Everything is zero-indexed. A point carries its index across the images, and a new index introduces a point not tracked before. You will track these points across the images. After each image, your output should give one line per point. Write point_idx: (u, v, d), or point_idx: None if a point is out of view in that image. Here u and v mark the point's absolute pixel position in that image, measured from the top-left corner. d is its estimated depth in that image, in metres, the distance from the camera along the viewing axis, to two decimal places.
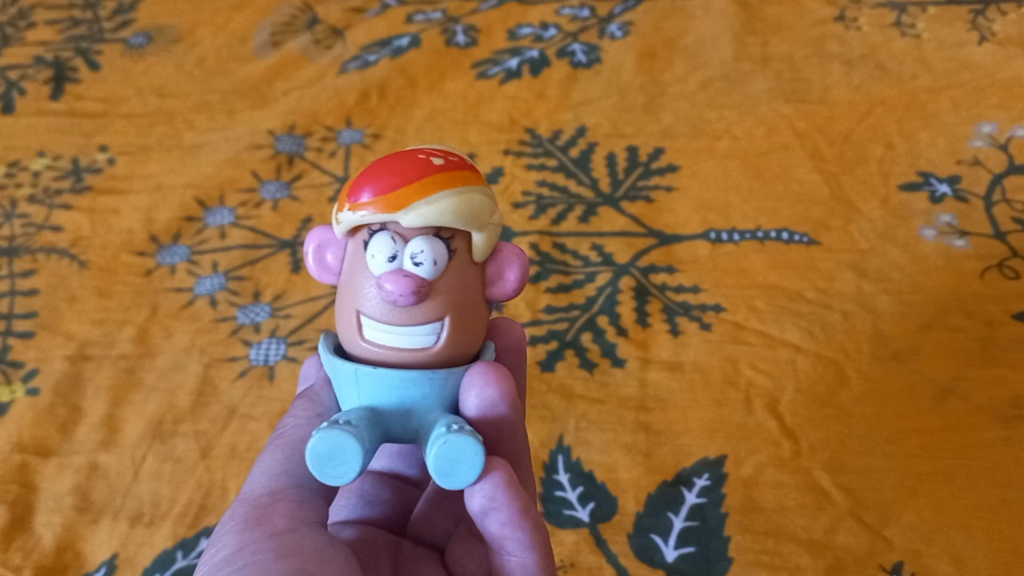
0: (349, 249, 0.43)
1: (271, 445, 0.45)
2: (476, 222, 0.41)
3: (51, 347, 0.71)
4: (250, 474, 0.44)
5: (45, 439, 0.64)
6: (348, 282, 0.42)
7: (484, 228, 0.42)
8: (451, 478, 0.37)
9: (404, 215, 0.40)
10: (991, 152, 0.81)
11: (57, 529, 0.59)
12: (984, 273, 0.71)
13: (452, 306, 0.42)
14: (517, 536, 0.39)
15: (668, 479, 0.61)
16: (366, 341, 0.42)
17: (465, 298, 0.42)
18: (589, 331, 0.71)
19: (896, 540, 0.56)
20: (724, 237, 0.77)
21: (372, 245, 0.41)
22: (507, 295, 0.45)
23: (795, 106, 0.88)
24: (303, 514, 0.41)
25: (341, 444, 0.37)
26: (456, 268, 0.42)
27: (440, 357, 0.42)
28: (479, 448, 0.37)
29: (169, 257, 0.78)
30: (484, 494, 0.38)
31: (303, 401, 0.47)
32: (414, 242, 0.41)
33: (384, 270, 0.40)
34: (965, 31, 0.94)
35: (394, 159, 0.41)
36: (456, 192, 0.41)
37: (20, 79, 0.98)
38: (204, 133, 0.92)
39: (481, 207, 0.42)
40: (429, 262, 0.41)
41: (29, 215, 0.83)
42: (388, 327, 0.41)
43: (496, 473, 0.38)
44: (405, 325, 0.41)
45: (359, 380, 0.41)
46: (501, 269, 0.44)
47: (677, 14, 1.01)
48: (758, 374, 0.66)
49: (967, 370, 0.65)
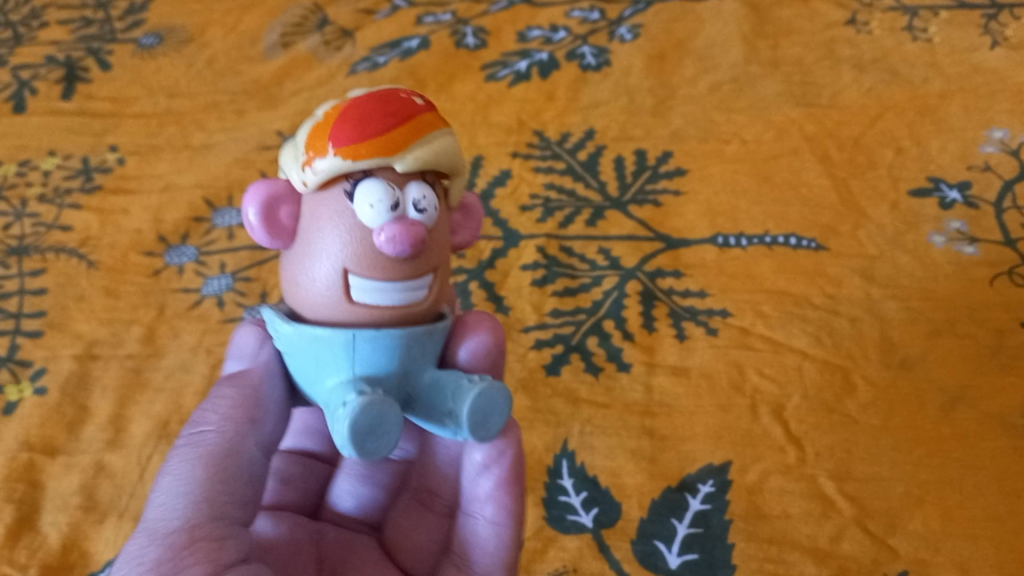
0: (319, 205, 0.42)
1: (187, 451, 0.41)
2: (457, 166, 0.43)
3: (59, 345, 0.71)
4: (164, 485, 0.40)
5: (53, 438, 0.65)
6: (325, 238, 0.41)
7: (460, 173, 0.44)
8: (484, 430, 0.40)
9: (403, 158, 0.40)
10: (1002, 158, 0.80)
11: (62, 529, 0.59)
12: (994, 280, 0.71)
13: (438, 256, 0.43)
14: (501, 498, 0.45)
15: (673, 485, 0.61)
16: (359, 298, 0.41)
17: (447, 246, 0.44)
18: (594, 335, 0.70)
19: (902, 549, 0.56)
20: (732, 241, 0.76)
21: (366, 195, 0.40)
22: (466, 244, 0.48)
23: (805, 110, 0.88)
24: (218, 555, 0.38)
25: (376, 412, 0.38)
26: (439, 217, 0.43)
27: (427, 310, 0.43)
28: (508, 396, 0.41)
29: (177, 257, 0.79)
30: (488, 453, 0.44)
31: (230, 391, 0.43)
32: (410, 189, 0.41)
33: (384, 220, 0.40)
34: (978, 35, 0.93)
35: (376, 98, 0.41)
36: (441, 136, 0.42)
37: (31, 78, 0.98)
38: (213, 134, 0.92)
39: (458, 150, 0.44)
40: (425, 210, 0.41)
41: (39, 214, 0.83)
42: (382, 282, 0.41)
43: (512, 434, 0.44)
44: (401, 278, 0.41)
45: (356, 346, 0.40)
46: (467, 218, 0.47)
47: (688, 17, 1.01)
48: (764, 380, 0.66)
49: (976, 379, 0.64)
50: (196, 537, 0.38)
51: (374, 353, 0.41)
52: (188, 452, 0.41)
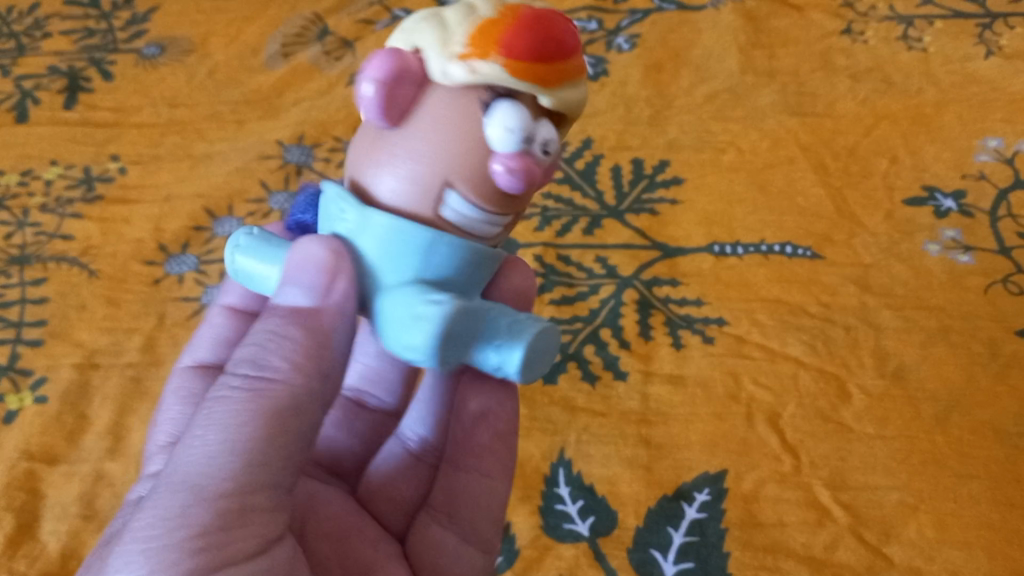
0: (456, 114, 0.38)
1: (235, 396, 0.38)
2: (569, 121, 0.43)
3: (59, 355, 0.73)
4: (217, 431, 0.37)
5: (54, 446, 0.66)
6: (445, 145, 0.38)
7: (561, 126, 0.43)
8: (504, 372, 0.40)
9: (550, 94, 0.39)
10: (997, 167, 0.81)
11: (63, 537, 0.61)
12: (988, 289, 0.71)
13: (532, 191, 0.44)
14: (490, 452, 0.51)
15: (669, 494, 0.61)
16: (450, 213, 0.39)
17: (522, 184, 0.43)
18: (592, 343, 0.71)
19: (896, 558, 0.57)
20: (728, 250, 0.77)
21: (496, 115, 0.38)
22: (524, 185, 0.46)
23: (800, 119, 0.88)
24: (267, 530, 0.38)
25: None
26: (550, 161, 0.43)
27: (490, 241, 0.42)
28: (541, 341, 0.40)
29: (177, 266, 0.80)
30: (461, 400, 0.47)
31: (298, 326, 0.39)
32: (544, 129, 0.39)
33: (504, 147, 0.38)
34: (973, 45, 0.94)
35: (533, 12, 0.38)
36: (574, 86, 0.40)
37: (33, 88, 0.99)
38: (213, 143, 0.92)
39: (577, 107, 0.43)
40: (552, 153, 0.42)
41: (41, 224, 0.84)
42: (478, 212, 0.40)
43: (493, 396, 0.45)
44: (489, 215, 0.40)
45: (431, 250, 0.39)
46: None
47: (685, 26, 1.01)
48: (759, 389, 0.66)
49: (969, 388, 0.65)
50: (254, 511, 0.37)
51: (449, 259, 0.39)
52: (248, 397, 0.38)
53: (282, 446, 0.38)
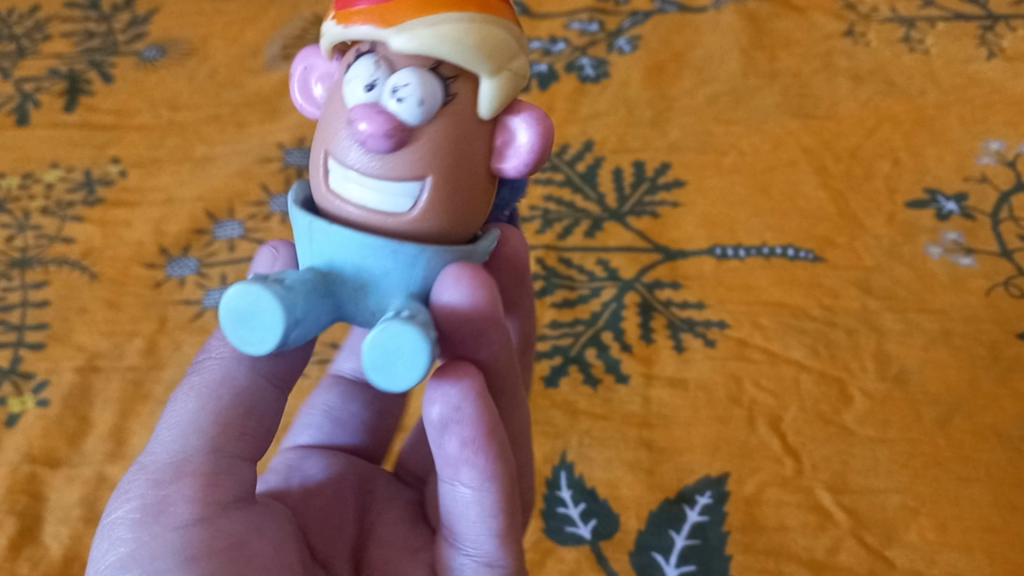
0: (333, 89, 0.40)
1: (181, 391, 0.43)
2: (486, 62, 0.37)
3: (61, 358, 0.73)
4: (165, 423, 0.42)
5: (55, 449, 0.66)
6: (328, 121, 0.39)
7: (497, 71, 0.38)
8: (386, 376, 0.35)
9: (396, 32, 0.36)
10: (998, 169, 0.81)
11: (64, 540, 0.61)
12: (990, 292, 0.71)
13: (468, 166, 0.38)
14: (477, 461, 0.38)
15: (670, 497, 0.61)
16: (332, 183, 0.39)
17: (453, 153, 0.38)
18: (593, 346, 0.71)
19: (897, 561, 0.57)
20: (730, 253, 0.77)
21: (355, 71, 0.38)
22: (516, 170, 0.39)
23: (802, 122, 0.88)
24: (218, 494, 0.39)
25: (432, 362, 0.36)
26: (457, 121, 0.38)
27: (414, 227, 0.38)
28: (423, 343, 0.35)
29: (178, 269, 0.80)
30: (448, 404, 0.37)
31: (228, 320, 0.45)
32: (401, 74, 0.37)
33: (359, 104, 0.37)
34: (975, 46, 0.94)
35: None
36: (433, 22, 0.36)
37: (34, 91, 0.99)
38: (214, 146, 0.93)
39: (491, 45, 0.37)
40: (434, 107, 0.37)
41: (42, 227, 0.84)
42: (359, 180, 0.38)
43: (465, 379, 0.38)
44: (377, 180, 0.37)
45: (313, 232, 0.39)
46: (525, 121, 0.39)
47: (686, 28, 1.01)
48: (761, 392, 0.66)
49: (970, 391, 0.65)
50: (198, 476, 0.39)
51: (326, 243, 0.38)
52: (186, 387, 0.43)
53: (215, 415, 0.42)
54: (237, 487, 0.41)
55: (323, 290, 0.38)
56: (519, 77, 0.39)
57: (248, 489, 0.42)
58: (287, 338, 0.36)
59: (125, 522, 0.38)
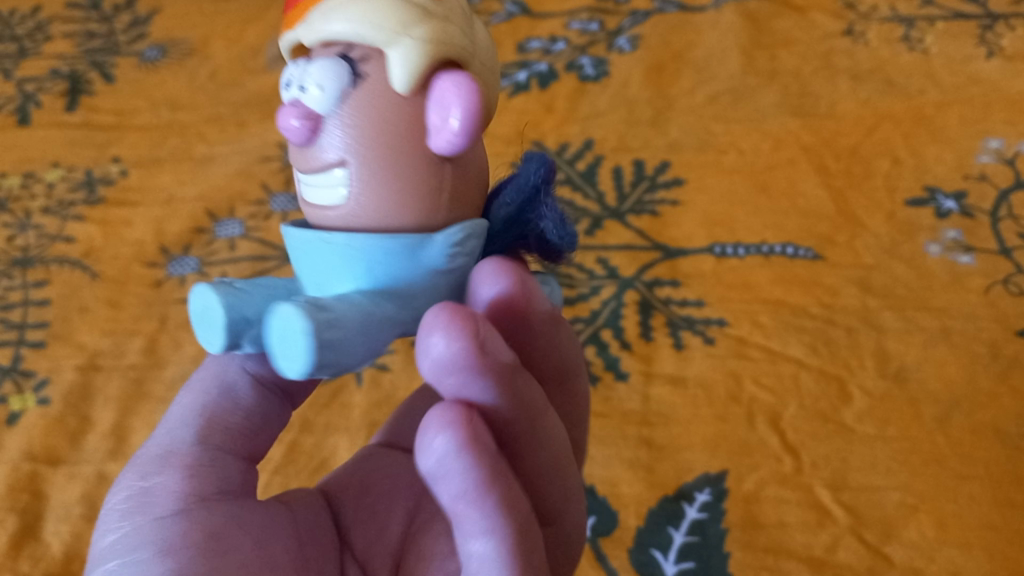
0: None
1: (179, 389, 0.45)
2: (384, 29, 0.34)
3: (62, 356, 0.73)
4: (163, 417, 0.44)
5: (56, 448, 0.67)
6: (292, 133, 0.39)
7: (401, 37, 0.34)
8: (287, 362, 0.33)
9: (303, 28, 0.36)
10: (998, 167, 0.81)
11: (65, 538, 0.61)
12: (989, 290, 0.71)
13: (396, 138, 0.34)
14: (475, 516, 0.31)
15: (669, 494, 0.61)
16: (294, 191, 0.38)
17: (374, 134, 0.34)
18: (593, 344, 0.71)
19: (896, 558, 0.57)
20: (729, 251, 0.77)
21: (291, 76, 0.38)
22: (451, 142, 0.34)
23: (802, 120, 0.88)
24: (199, 486, 0.40)
25: (320, 345, 0.32)
26: (376, 89, 0.34)
27: (346, 218, 0.35)
28: (306, 327, 0.32)
29: (179, 268, 0.80)
30: (435, 453, 0.32)
31: None
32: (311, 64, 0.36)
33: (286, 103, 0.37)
34: (974, 45, 0.94)
35: None
36: (330, 9, 0.35)
37: (36, 91, 0.99)
38: (215, 146, 0.93)
39: (387, 12, 0.34)
40: (347, 79, 0.34)
41: (43, 226, 0.85)
42: (302, 180, 0.37)
43: (454, 422, 0.32)
44: (310, 176, 0.36)
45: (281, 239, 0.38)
46: (451, 83, 0.34)
47: (686, 28, 1.01)
48: (760, 390, 0.66)
49: (970, 389, 0.65)
50: (182, 467, 0.40)
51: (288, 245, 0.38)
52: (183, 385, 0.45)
53: (203, 409, 0.43)
54: (220, 481, 0.41)
55: (276, 293, 0.37)
56: (445, 32, 0.35)
57: (237, 486, 0.41)
58: (235, 341, 0.36)
59: (114, 512, 0.39)
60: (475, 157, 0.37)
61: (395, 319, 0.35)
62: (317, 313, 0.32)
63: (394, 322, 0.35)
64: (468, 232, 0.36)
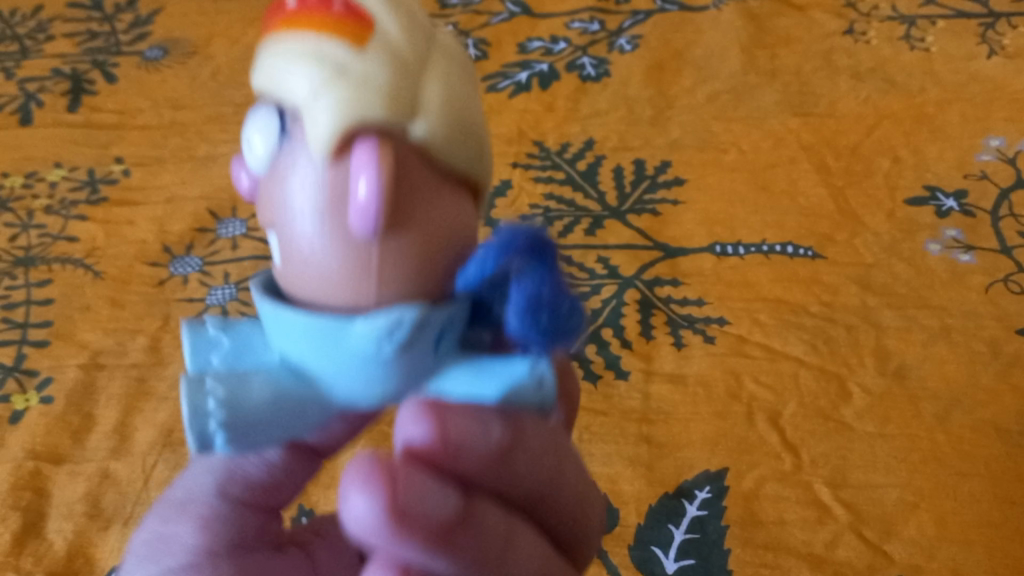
0: None
1: None
2: (301, 91, 0.31)
3: (64, 355, 0.73)
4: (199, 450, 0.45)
5: (58, 446, 0.67)
6: None
7: (316, 100, 0.30)
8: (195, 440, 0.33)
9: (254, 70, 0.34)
10: (999, 165, 0.82)
11: (68, 536, 0.61)
12: (989, 288, 0.71)
13: (310, 217, 0.31)
14: None
15: (669, 492, 0.61)
16: None
17: (290, 208, 0.31)
18: (593, 343, 0.71)
19: (896, 555, 0.57)
20: (730, 250, 0.77)
21: None
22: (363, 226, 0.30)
23: (802, 119, 0.88)
24: (207, 544, 0.41)
25: (208, 436, 0.32)
26: (294, 154, 0.31)
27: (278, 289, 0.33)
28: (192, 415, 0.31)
29: (181, 267, 0.80)
30: None
31: None
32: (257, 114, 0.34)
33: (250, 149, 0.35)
34: (975, 44, 0.94)
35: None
36: (267, 53, 0.32)
37: (37, 91, 1.00)
38: (217, 145, 0.93)
39: (306, 69, 0.30)
40: (273, 135, 0.32)
41: (45, 226, 0.85)
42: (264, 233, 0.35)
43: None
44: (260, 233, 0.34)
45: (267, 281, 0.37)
46: (364, 160, 0.30)
47: (686, 28, 1.02)
48: (760, 388, 0.66)
49: (970, 386, 0.65)
50: (196, 518, 0.41)
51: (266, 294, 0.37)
52: None
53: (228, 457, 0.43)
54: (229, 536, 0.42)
55: (230, 355, 0.35)
56: (362, 92, 0.30)
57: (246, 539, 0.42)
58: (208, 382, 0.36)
59: (139, 546, 0.42)
60: (419, 235, 0.31)
61: (311, 407, 0.33)
62: (201, 405, 0.31)
63: (319, 402, 0.33)
64: (396, 322, 0.31)
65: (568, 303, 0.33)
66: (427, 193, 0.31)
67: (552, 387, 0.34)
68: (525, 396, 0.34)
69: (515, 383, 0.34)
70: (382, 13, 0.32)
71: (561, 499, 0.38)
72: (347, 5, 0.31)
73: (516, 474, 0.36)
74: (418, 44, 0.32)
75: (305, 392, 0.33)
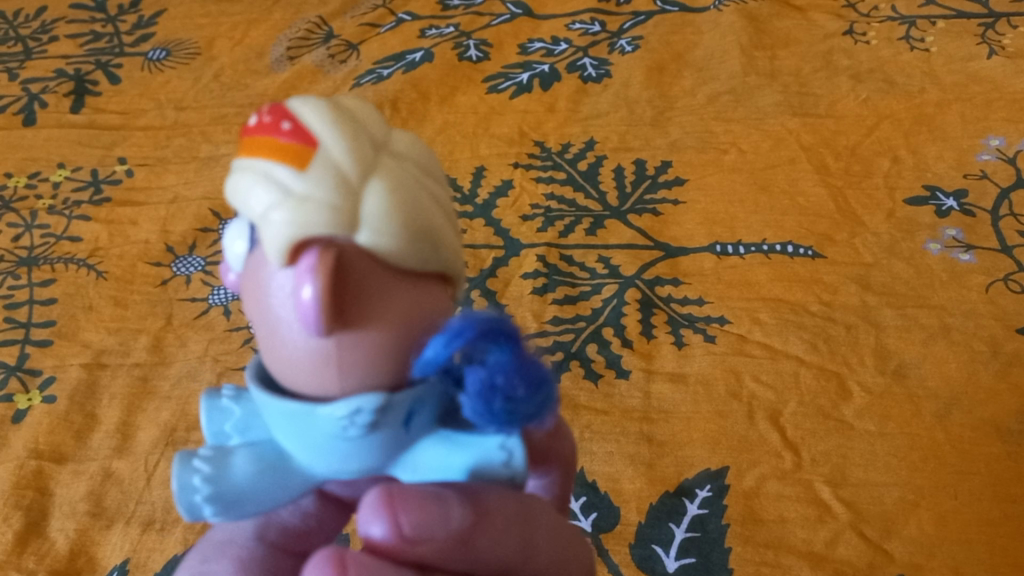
0: None
1: None
2: (253, 208, 0.30)
3: (68, 355, 0.73)
4: None
5: (61, 445, 0.67)
6: None
7: (264, 218, 0.30)
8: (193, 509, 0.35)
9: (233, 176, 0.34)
10: (999, 165, 0.82)
11: (70, 534, 0.62)
12: (989, 288, 0.71)
13: (270, 321, 0.31)
14: None
15: (670, 490, 0.61)
16: None
17: (256, 314, 0.32)
18: (594, 342, 0.71)
19: (897, 554, 0.57)
20: (730, 249, 0.77)
21: None
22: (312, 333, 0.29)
23: (802, 120, 0.89)
24: None
25: (196, 510, 0.34)
26: (259, 262, 0.31)
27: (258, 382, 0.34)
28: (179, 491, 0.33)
29: (183, 267, 0.81)
30: None
31: None
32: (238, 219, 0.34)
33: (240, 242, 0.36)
34: (975, 44, 0.94)
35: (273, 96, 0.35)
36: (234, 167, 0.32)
37: (41, 92, 1.00)
38: (220, 146, 0.93)
39: (256, 187, 0.30)
40: (243, 246, 0.32)
41: (49, 226, 0.85)
42: None
43: None
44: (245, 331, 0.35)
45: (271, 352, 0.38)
46: (308, 269, 0.29)
47: (687, 29, 1.02)
48: (761, 387, 0.66)
49: (970, 385, 0.65)
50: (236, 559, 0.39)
51: None
52: None
53: None
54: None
55: (240, 425, 0.37)
56: (305, 211, 0.29)
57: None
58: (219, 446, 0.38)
59: None
60: (374, 337, 0.30)
61: (293, 483, 0.34)
62: (189, 480, 0.33)
63: (302, 474, 0.34)
64: (355, 411, 0.31)
65: (533, 384, 0.31)
66: (381, 293, 0.30)
67: (521, 463, 0.33)
68: (494, 473, 0.33)
69: (485, 461, 0.33)
70: (328, 127, 0.30)
71: (537, 568, 0.35)
72: (294, 124, 0.30)
73: (481, 555, 0.33)
74: (367, 157, 0.31)
75: (289, 466, 0.34)
